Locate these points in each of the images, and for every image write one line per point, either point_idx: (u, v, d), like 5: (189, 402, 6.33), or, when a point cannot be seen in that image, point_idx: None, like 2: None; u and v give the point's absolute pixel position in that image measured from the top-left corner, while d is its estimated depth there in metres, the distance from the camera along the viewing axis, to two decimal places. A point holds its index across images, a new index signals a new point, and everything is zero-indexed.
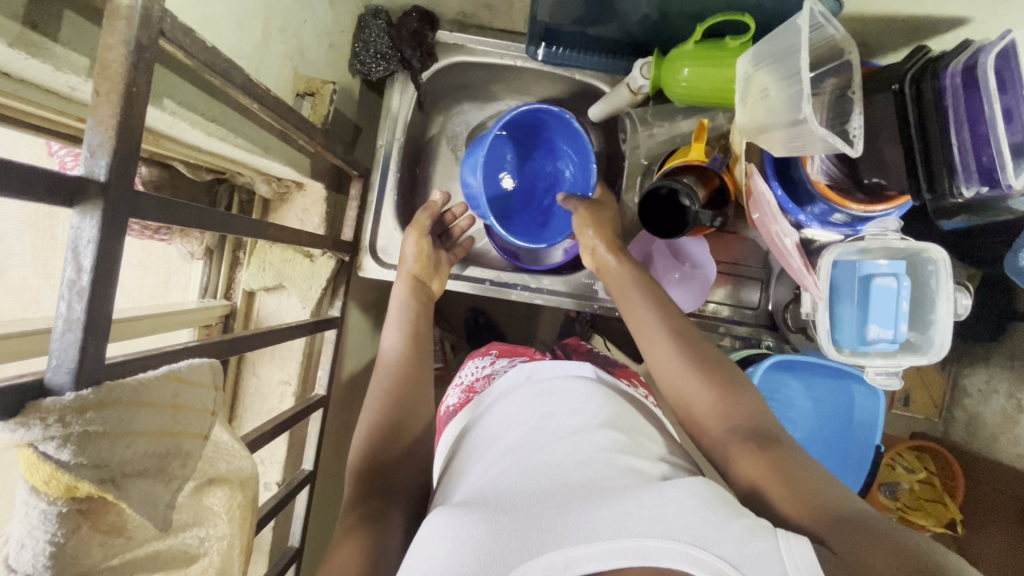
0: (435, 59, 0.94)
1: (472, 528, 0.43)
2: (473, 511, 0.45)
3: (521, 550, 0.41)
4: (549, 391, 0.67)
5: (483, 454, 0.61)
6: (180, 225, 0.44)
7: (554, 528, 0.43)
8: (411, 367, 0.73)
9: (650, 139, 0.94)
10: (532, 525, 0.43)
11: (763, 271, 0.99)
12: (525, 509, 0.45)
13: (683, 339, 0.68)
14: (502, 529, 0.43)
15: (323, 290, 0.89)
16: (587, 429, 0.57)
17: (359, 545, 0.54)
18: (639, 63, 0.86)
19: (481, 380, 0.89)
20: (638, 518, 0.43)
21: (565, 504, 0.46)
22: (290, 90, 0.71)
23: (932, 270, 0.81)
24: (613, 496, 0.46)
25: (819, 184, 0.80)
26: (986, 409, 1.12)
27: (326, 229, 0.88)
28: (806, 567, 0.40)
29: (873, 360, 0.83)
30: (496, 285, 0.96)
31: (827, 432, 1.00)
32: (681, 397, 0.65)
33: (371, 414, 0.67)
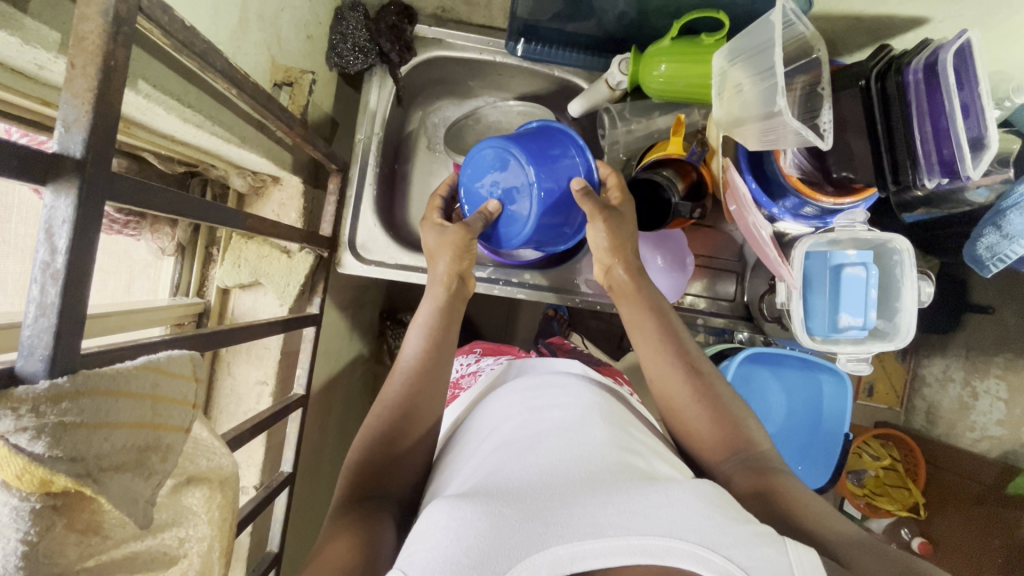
0: (413, 53, 0.94)
1: (473, 520, 0.43)
2: (473, 502, 0.45)
3: (525, 544, 0.41)
4: (543, 387, 0.67)
5: (477, 449, 0.61)
6: (158, 210, 0.43)
7: (558, 524, 0.42)
8: (432, 375, 0.69)
9: (629, 134, 0.96)
10: (536, 519, 0.43)
11: (738, 264, 1.02)
12: (527, 504, 0.45)
13: (692, 366, 0.69)
14: (504, 523, 0.43)
15: (301, 286, 0.87)
16: (584, 424, 0.58)
17: (350, 544, 0.53)
18: (617, 59, 0.88)
19: (467, 376, 0.90)
20: (645, 517, 0.43)
21: (567, 498, 0.46)
22: (267, 79, 0.69)
23: (898, 260, 0.84)
24: (616, 492, 0.46)
25: (791, 177, 0.82)
26: (944, 396, 1.17)
27: (304, 224, 0.86)
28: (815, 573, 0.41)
29: (844, 347, 0.86)
30: (479, 280, 0.96)
31: (798, 423, 1.03)
32: (680, 412, 0.68)
33: (381, 410, 0.66)
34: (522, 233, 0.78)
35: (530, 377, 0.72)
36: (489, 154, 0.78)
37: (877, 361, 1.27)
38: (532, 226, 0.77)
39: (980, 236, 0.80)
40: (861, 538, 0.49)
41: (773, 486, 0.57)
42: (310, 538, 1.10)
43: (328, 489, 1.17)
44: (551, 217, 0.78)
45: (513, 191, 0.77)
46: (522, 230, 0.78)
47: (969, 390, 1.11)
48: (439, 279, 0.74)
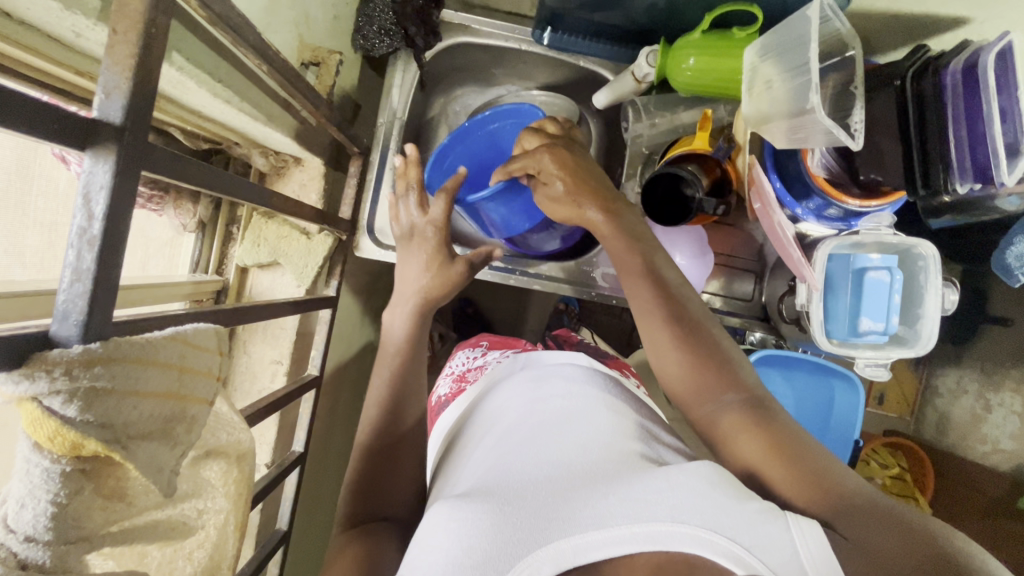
0: (439, 38, 0.93)
1: (475, 520, 0.43)
2: (473, 500, 0.46)
3: (528, 541, 0.41)
4: (545, 377, 0.67)
5: (481, 441, 0.61)
6: (190, 183, 0.43)
7: (560, 520, 0.43)
8: (415, 352, 0.72)
9: (652, 128, 0.94)
10: (537, 516, 0.43)
11: (757, 263, 1.01)
12: (529, 500, 0.45)
13: (682, 315, 0.62)
14: (507, 520, 0.43)
15: (319, 268, 0.87)
16: (587, 416, 0.58)
17: (353, 559, 0.56)
18: (645, 51, 0.85)
19: (473, 371, 0.90)
20: (647, 504, 0.43)
21: (569, 492, 0.46)
22: (295, 58, 0.69)
23: (922, 265, 0.83)
24: (618, 482, 0.46)
25: (817, 178, 0.81)
26: (956, 406, 1.16)
27: (324, 206, 0.86)
28: (817, 550, 0.40)
29: (863, 352, 0.85)
30: (495, 269, 0.96)
31: (808, 427, 1.03)
32: (668, 371, 0.62)
33: (372, 411, 0.69)
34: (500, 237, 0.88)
35: (532, 367, 0.72)
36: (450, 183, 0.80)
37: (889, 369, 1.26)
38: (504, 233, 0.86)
39: (1009, 244, 0.79)
40: (870, 496, 0.45)
41: (771, 449, 0.52)
42: (317, 519, 1.12)
43: (335, 472, 1.18)
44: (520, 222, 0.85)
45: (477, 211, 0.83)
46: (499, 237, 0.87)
47: (982, 403, 1.10)
48: (420, 266, 0.73)
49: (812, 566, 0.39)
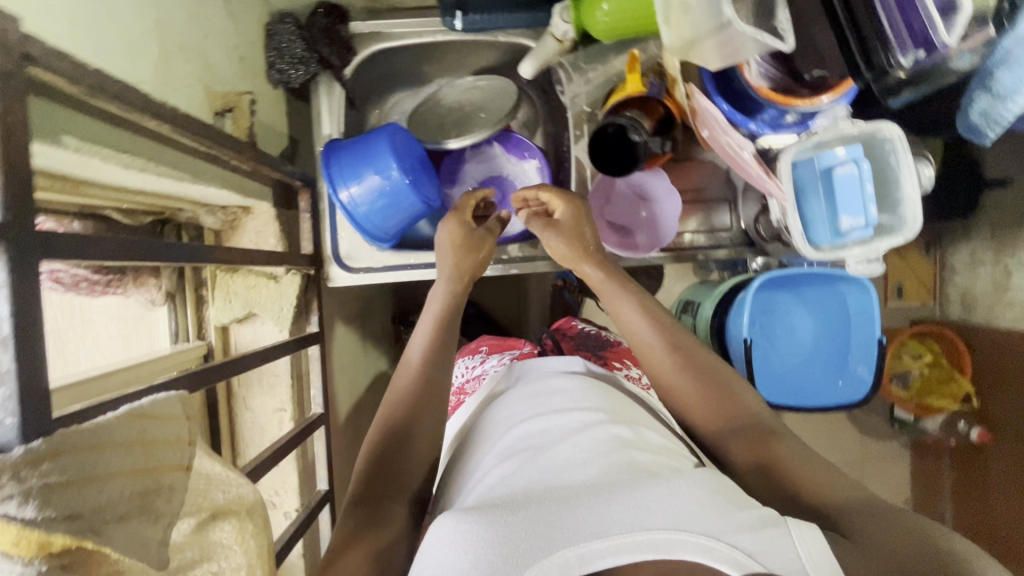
0: (354, 52, 0.92)
1: (480, 531, 0.42)
2: (479, 509, 0.45)
3: (533, 549, 0.41)
4: (547, 393, 0.66)
5: (486, 459, 0.60)
6: (100, 259, 0.43)
7: (565, 527, 0.42)
8: (438, 366, 0.69)
9: (587, 84, 0.92)
10: (542, 521, 0.42)
11: (728, 190, 0.98)
12: (534, 507, 0.44)
13: (682, 346, 0.67)
14: (512, 528, 0.42)
15: (296, 307, 0.87)
16: (589, 426, 0.57)
17: (366, 555, 0.53)
18: (558, 8, 0.83)
19: (472, 381, 0.90)
20: (649, 510, 0.43)
21: (573, 497, 0.45)
22: (207, 110, 0.68)
23: (891, 149, 0.80)
24: (623, 489, 0.45)
25: (762, 89, 0.79)
26: (975, 280, 1.13)
27: (284, 246, 0.86)
28: (818, 552, 0.40)
29: (851, 251, 0.82)
30: None
31: (832, 338, 1.01)
32: (672, 392, 0.65)
33: (388, 412, 0.65)
34: (379, 236, 0.89)
35: (533, 382, 0.71)
36: (343, 173, 0.84)
37: (901, 259, 1.24)
38: (375, 232, 0.88)
39: (971, 102, 0.76)
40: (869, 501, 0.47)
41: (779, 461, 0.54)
42: None
43: None
44: (387, 215, 0.87)
45: (356, 208, 0.86)
46: (379, 235, 0.89)
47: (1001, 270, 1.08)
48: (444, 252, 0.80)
49: (813, 568, 0.39)
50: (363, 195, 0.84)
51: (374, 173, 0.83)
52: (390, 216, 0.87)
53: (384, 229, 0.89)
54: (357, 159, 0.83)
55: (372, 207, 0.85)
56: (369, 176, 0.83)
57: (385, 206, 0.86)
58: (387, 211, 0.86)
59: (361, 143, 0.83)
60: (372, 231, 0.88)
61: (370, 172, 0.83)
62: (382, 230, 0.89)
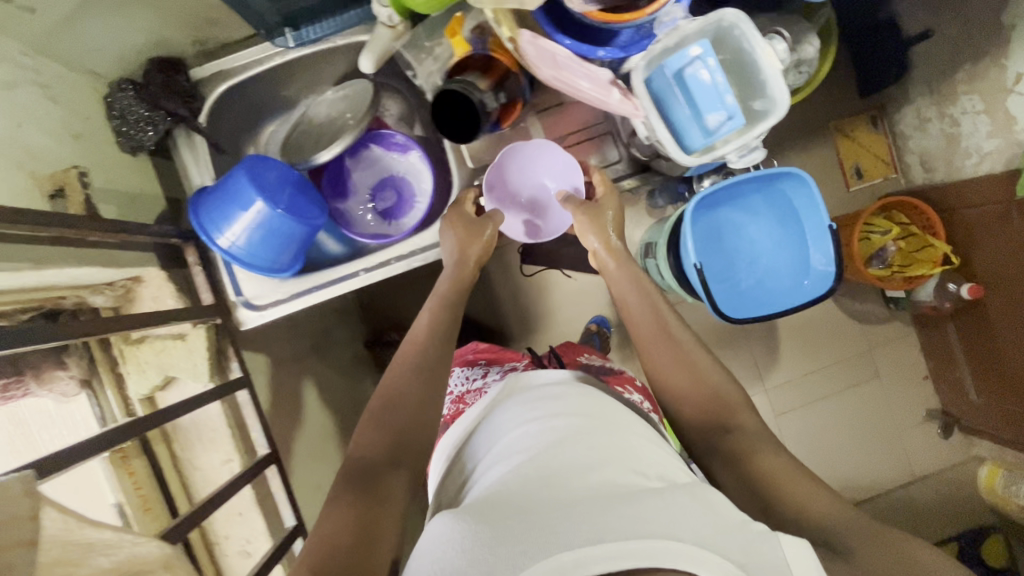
0: (199, 99, 0.92)
1: (482, 540, 0.47)
2: (474, 519, 0.50)
3: (536, 552, 0.45)
4: (541, 398, 0.70)
5: (487, 463, 0.65)
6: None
7: (567, 534, 0.46)
8: (427, 357, 0.75)
9: (436, 61, 0.91)
10: (544, 527, 0.47)
11: (608, 123, 0.97)
12: (535, 515, 0.49)
13: (679, 345, 0.75)
14: (513, 537, 0.47)
15: (210, 358, 0.87)
16: (585, 433, 0.61)
17: (350, 519, 0.58)
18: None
19: (472, 394, 0.88)
20: (649, 520, 0.47)
21: (577, 505, 0.50)
22: (33, 195, 0.70)
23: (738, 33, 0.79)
24: (624, 499, 0.50)
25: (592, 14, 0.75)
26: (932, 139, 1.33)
27: (183, 303, 0.87)
28: (802, 558, 0.48)
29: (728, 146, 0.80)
30: (373, 269, 0.96)
31: (790, 235, 1.12)
32: (666, 382, 0.74)
33: (380, 402, 0.70)
34: (272, 268, 0.90)
35: (524, 389, 0.75)
36: (214, 219, 0.84)
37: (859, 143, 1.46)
38: (266, 266, 0.88)
39: None
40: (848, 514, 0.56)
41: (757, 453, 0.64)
42: None
43: None
44: (270, 247, 0.87)
45: (238, 249, 0.86)
46: (270, 268, 0.89)
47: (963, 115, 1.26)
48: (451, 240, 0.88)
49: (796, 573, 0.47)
50: (237, 233, 0.84)
51: (240, 210, 0.83)
52: (275, 247, 0.87)
53: (275, 260, 0.89)
54: (224, 201, 0.84)
55: (249, 242, 0.85)
56: (237, 214, 0.83)
57: (264, 239, 0.86)
58: (269, 243, 0.86)
59: (223, 184, 0.84)
60: (263, 266, 0.88)
61: (236, 210, 0.83)
62: (273, 262, 0.89)
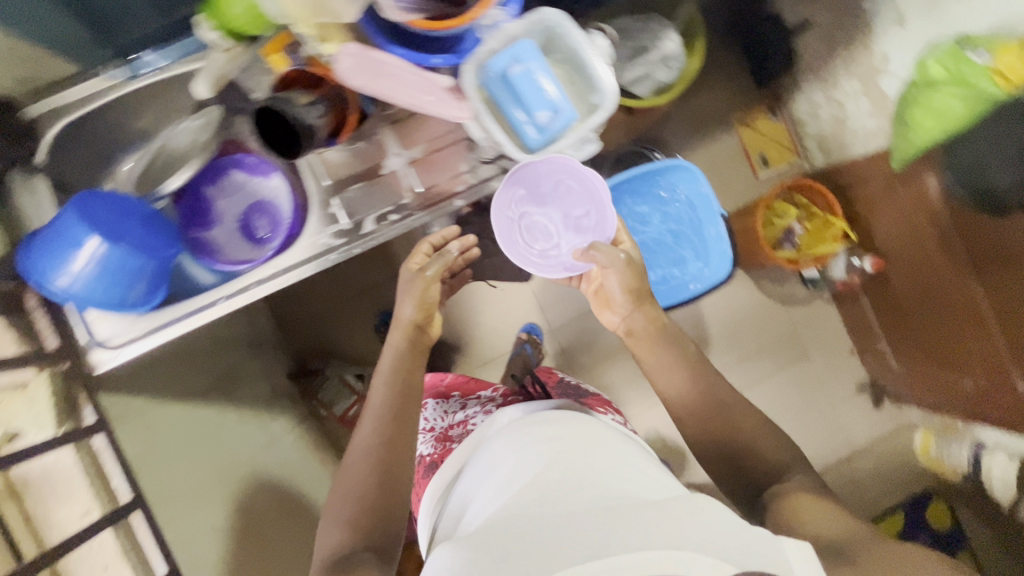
0: (34, 139, 0.90)
1: (474, 547, 0.68)
2: (476, 547, 0.67)
3: (531, 551, 0.63)
4: (538, 425, 0.90)
5: (484, 489, 0.84)
6: None
7: (557, 539, 0.63)
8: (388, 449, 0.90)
9: (276, 83, 0.91)
10: (535, 530, 0.66)
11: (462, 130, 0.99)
12: (531, 534, 0.66)
13: None
14: (499, 545, 0.65)
15: (55, 409, 0.84)
16: (580, 457, 0.80)
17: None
18: (198, 22, 0.83)
19: (455, 428, 1.16)
20: (645, 534, 0.61)
21: (558, 518, 0.67)
22: None
23: (564, 32, 0.83)
24: (613, 519, 0.65)
25: (417, 22, 0.81)
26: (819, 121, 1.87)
27: (27, 349, 0.84)
28: (803, 555, 0.61)
29: (564, 140, 0.82)
30: (231, 295, 0.93)
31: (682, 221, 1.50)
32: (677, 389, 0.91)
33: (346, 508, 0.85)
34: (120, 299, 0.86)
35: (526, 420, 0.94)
36: (50, 256, 0.80)
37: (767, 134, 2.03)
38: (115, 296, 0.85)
39: None
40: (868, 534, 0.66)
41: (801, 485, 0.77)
42: None
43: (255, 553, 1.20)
44: (114, 276, 0.84)
45: (75, 285, 0.82)
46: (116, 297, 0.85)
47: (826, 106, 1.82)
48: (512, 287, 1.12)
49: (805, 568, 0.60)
50: (81, 265, 0.81)
51: (76, 242, 0.80)
52: (119, 278, 0.84)
53: (120, 291, 0.85)
54: (56, 238, 0.80)
55: (92, 274, 0.82)
56: (71, 253, 0.80)
57: (105, 270, 0.82)
58: (110, 270, 0.83)
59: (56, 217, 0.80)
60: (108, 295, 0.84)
61: (74, 242, 0.80)
62: (121, 293, 0.86)
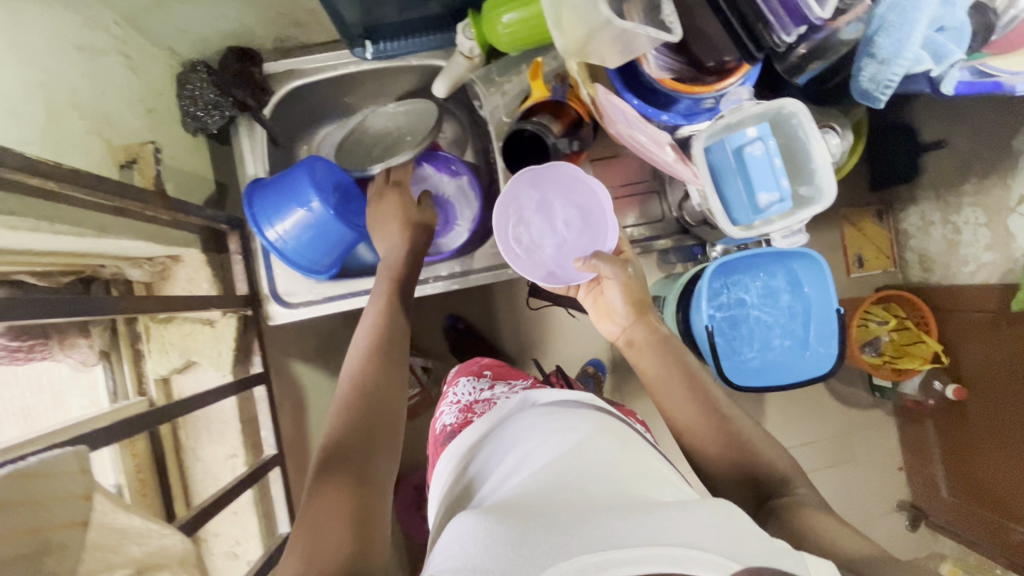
0: (270, 92, 0.92)
1: (492, 529, 0.43)
2: (504, 517, 0.45)
3: (550, 552, 0.39)
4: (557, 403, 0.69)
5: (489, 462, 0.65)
6: (54, 315, 0.54)
7: (576, 537, 0.40)
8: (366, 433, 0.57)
9: (504, 97, 0.95)
10: (557, 533, 0.40)
11: (656, 181, 1.02)
12: (547, 528, 0.42)
13: None
14: (518, 535, 0.41)
15: (234, 351, 0.89)
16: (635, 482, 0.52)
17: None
18: (461, 28, 0.86)
19: (479, 402, 0.84)
20: (665, 528, 0.40)
21: (587, 519, 0.42)
22: (110, 164, 0.71)
23: (797, 123, 0.84)
24: (638, 512, 0.43)
25: (665, 81, 0.81)
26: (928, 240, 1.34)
27: (218, 289, 0.88)
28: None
29: (773, 225, 0.84)
30: (411, 285, 0.98)
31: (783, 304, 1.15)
32: (682, 412, 0.71)
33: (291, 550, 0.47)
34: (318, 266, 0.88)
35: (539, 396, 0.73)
36: (279, 211, 0.83)
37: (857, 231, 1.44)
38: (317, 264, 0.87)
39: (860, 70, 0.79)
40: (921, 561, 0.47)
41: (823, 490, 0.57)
42: None
43: None
44: (325, 245, 0.86)
45: (290, 244, 0.85)
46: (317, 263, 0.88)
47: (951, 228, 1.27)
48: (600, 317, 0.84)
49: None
50: (303, 228, 0.84)
51: (305, 206, 0.82)
52: (328, 247, 0.87)
53: (321, 258, 0.88)
54: (286, 194, 0.83)
55: (308, 239, 0.85)
56: (291, 210, 0.83)
57: (321, 238, 0.85)
58: (323, 238, 0.85)
59: (291, 173, 0.83)
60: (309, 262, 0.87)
61: (304, 205, 0.82)
62: (321, 260, 0.88)
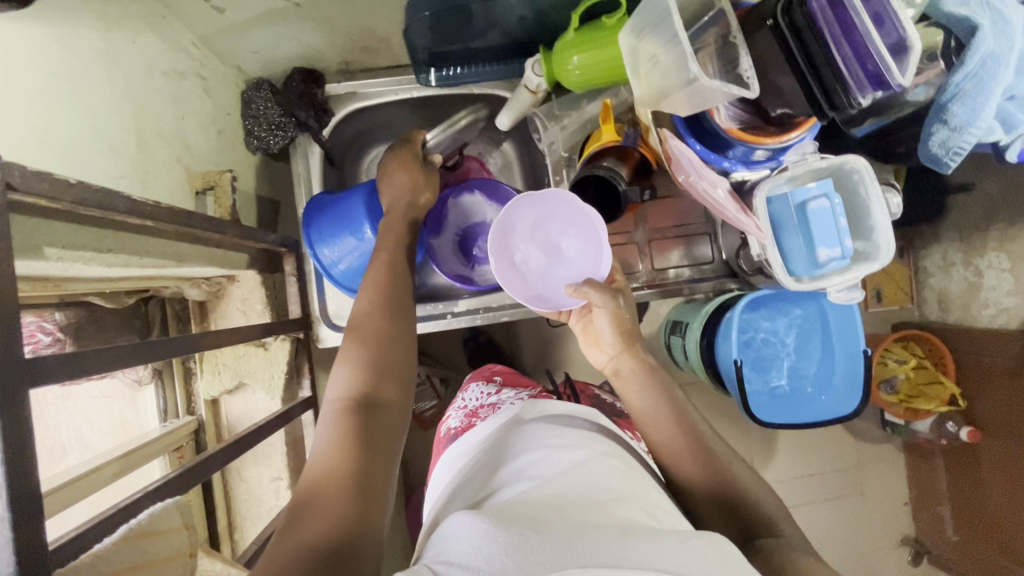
0: (331, 113, 0.91)
1: (493, 531, 0.41)
2: (501, 518, 0.43)
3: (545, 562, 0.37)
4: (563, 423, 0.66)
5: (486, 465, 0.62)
6: (141, 360, 0.56)
7: (575, 550, 0.38)
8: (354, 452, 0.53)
9: (563, 131, 0.94)
10: (559, 542, 0.39)
11: (708, 224, 1.03)
12: (550, 535, 0.41)
13: None
14: (524, 540, 0.40)
15: (285, 374, 0.93)
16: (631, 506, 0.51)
17: None
18: (530, 63, 0.86)
19: (485, 407, 0.83)
20: (662, 554, 0.39)
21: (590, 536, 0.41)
22: (186, 190, 0.74)
23: (858, 179, 0.84)
24: (636, 536, 0.41)
25: (732, 130, 0.81)
26: (949, 281, 1.26)
27: (271, 312, 0.88)
28: None
29: (831, 280, 0.85)
30: (459, 314, 1.02)
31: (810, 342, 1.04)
32: (673, 443, 0.69)
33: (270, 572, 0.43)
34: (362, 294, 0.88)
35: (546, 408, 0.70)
36: (330, 236, 0.84)
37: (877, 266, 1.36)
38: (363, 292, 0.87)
39: (930, 133, 0.78)
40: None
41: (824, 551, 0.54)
42: None
43: None
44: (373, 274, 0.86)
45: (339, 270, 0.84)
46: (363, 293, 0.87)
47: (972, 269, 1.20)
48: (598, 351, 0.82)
49: None
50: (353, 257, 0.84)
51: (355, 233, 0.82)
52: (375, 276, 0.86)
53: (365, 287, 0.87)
54: (336, 219, 0.83)
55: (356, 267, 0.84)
56: (345, 238, 0.83)
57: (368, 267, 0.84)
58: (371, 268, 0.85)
59: (344, 198, 0.83)
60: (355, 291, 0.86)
61: (354, 234, 0.82)
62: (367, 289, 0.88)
